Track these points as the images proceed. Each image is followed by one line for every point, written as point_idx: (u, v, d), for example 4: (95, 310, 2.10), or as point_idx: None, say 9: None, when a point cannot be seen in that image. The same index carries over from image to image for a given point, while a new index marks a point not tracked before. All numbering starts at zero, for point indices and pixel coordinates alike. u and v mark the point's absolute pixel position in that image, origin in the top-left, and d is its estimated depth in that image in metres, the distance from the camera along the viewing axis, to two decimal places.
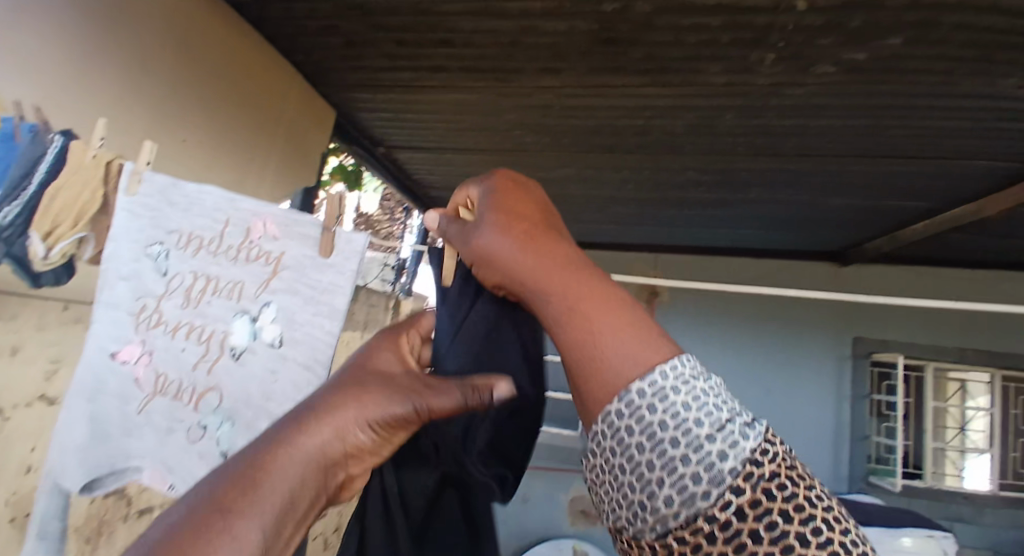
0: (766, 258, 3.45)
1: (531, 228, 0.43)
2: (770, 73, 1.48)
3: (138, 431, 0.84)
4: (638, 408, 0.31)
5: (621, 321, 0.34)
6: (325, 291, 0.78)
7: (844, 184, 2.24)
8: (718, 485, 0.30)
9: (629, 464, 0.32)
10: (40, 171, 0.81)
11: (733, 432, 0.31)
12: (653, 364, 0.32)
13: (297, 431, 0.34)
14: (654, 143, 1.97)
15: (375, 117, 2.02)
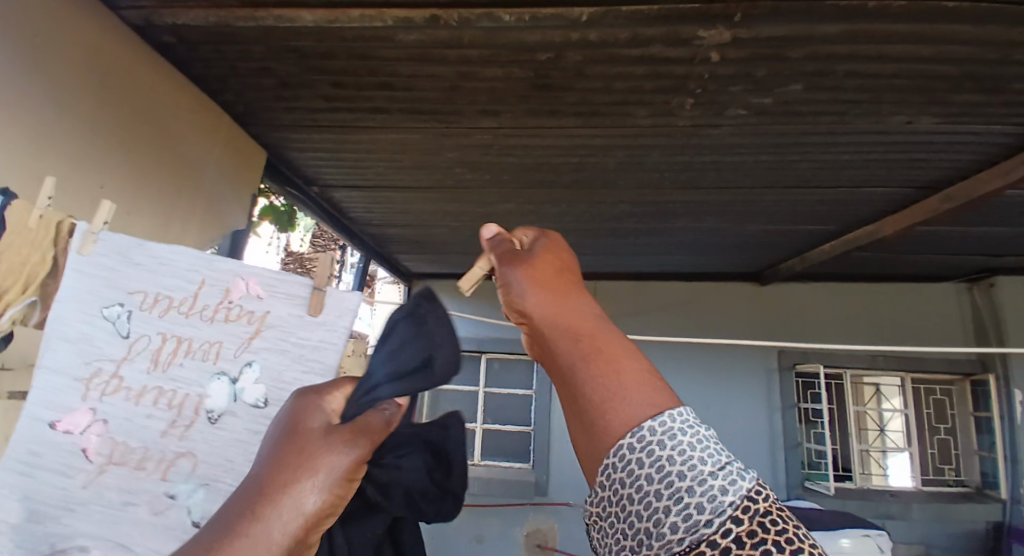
0: (695, 282, 3.67)
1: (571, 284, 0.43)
2: (691, 115, 1.61)
3: (80, 512, 0.68)
4: (649, 443, 0.34)
5: (645, 380, 0.37)
6: (317, 355, 0.70)
7: (758, 212, 2.46)
8: (719, 515, 0.33)
9: (637, 494, 0.34)
10: None
11: (731, 473, 0.35)
12: (664, 408, 0.36)
13: (248, 522, 0.37)
14: (590, 178, 2.07)
15: (310, 157, 1.98)
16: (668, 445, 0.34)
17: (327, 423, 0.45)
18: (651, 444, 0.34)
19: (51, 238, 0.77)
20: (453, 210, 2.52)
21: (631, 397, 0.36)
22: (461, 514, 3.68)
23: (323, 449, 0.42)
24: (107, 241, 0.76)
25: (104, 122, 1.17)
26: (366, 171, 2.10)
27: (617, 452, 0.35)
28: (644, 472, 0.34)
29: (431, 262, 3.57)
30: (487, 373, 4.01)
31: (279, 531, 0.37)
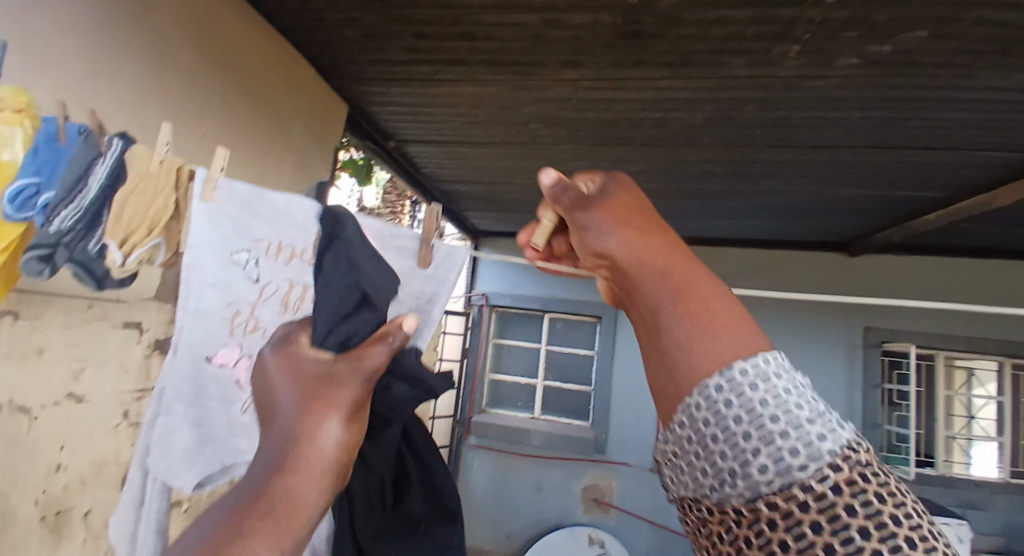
0: (775, 249, 3.45)
1: (649, 225, 0.47)
2: (794, 65, 1.46)
3: (246, 432, 0.84)
4: (740, 383, 0.35)
5: (735, 321, 0.38)
6: (427, 297, 0.96)
7: (855, 175, 2.24)
8: (817, 460, 0.33)
9: (722, 433, 0.35)
10: (95, 176, 0.75)
11: (829, 421, 0.35)
12: (756, 351, 0.37)
13: (286, 457, 0.45)
14: (672, 135, 1.96)
15: (389, 110, 2.01)
16: (760, 387, 0.35)
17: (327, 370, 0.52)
18: (741, 383, 0.35)
19: (173, 180, 0.75)
20: (525, 168, 2.48)
21: (723, 341, 0.37)
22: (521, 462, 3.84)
23: (335, 387, 0.50)
24: (227, 191, 0.73)
25: (202, 72, 1.22)
26: (443, 126, 2.10)
27: (701, 390, 0.36)
28: (731, 412, 0.35)
29: (500, 219, 3.58)
30: (550, 332, 4.05)
31: (315, 458, 0.46)
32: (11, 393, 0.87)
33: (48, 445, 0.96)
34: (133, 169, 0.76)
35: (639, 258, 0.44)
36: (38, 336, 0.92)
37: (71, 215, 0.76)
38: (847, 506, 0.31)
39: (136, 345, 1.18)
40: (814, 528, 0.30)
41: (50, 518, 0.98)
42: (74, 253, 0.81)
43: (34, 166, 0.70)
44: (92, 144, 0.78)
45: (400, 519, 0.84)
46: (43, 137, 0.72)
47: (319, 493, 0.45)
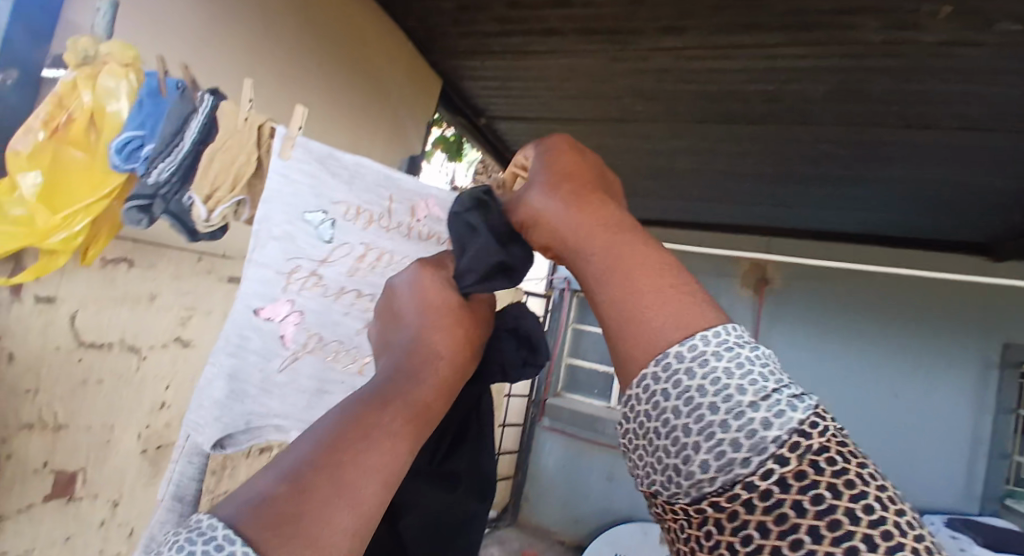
0: (901, 247, 3.03)
1: (578, 196, 0.52)
2: (942, 29, 1.23)
3: (280, 391, 0.82)
4: (677, 374, 0.40)
5: (663, 291, 0.44)
6: None
7: (1015, 163, 1.87)
8: (760, 454, 0.37)
9: (665, 428, 0.41)
10: (191, 129, 0.78)
11: (778, 404, 0.39)
12: (693, 330, 0.42)
13: (391, 396, 0.52)
14: (784, 111, 1.76)
15: (482, 85, 2.00)
16: (697, 375, 0.40)
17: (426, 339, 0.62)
18: (678, 372, 0.40)
19: (254, 138, 0.82)
20: (617, 148, 2.37)
21: (654, 324, 0.42)
22: (594, 449, 3.79)
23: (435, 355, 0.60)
24: (305, 147, 0.80)
25: (303, 51, 1.28)
26: (532, 101, 2.06)
27: (640, 382, 0.42)
28: (671, 405, 0.41)
29: None
30: None
31: (414, 402, 0.52)
32: (122, 332, 0.99)
33: (154, 383, 1.08)
34: (227, 128, 0.80)
35: (573, 239, 0.50)
36: (150, 283, 1.03)
37: (167, 166, 0.79)
38: (794, 504, 0.35)
39: None
40: (760, 531, 0.36)
41: (150, 451, 1.10)
42: (170, 204, 0.84)
43: (139, 120, 0.75)
44: (187, 100, 0.79)
45: (441, 475, 0.81)
46: (145, 92, 0.76)
47: (412, 435, 0.50)
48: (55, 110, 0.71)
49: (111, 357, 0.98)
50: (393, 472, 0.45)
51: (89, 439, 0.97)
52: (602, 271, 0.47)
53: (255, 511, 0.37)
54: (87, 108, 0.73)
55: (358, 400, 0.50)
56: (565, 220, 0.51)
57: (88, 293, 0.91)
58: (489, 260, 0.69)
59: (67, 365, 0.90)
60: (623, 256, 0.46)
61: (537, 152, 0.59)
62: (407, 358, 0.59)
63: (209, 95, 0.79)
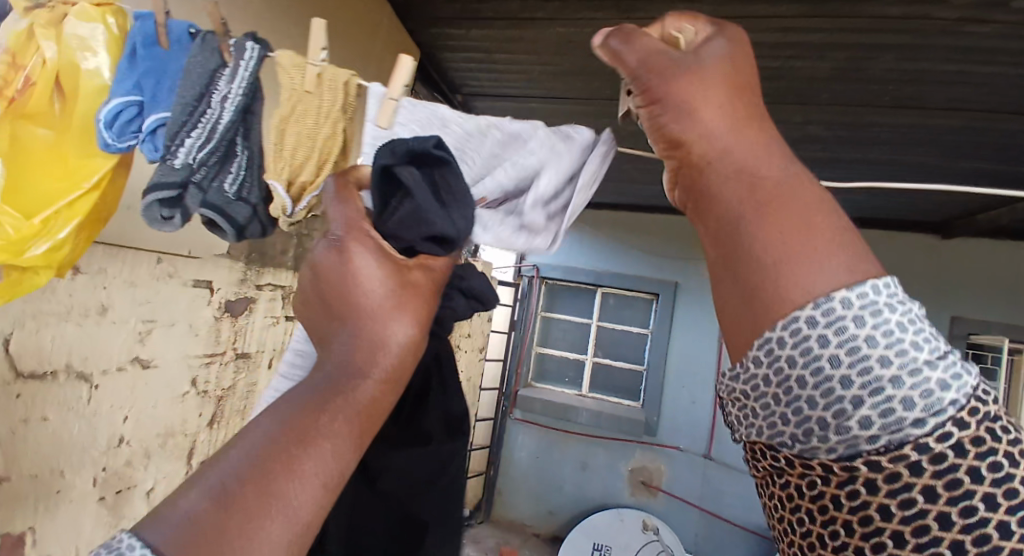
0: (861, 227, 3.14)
1: (748, 115, 0.42)
2: (963, 4, 1.19)
3: None
4: (844, 323, 0.33)
5: (842, 234, 0.36)
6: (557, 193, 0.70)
7: (986, 147, 1.91)
8: (938, 416, 0.32)
9: (815, 379, 0.34)
10: (221, 88, 0.59)
11: (952, 365, 0.33)
12: (866, 276, 0.35)
13: (335, 389, 0.44)
14: (780, 89, 1.71)
15: (462, 58, 1.82)
16: (868, 325, 0.33)
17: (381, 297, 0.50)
18: (845, 322, 0.33)
19: (338, 101, 0.65)
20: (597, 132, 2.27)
21: (825, 264, 0.35)
22: (568, 438, 3.75)
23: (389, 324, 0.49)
24: (408, 110, 0.66)
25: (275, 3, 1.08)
26: (516, 77, 1.92)
27: (788, 325, 0.34)
28: (829, 354, 0.33)
29: None
30: (602, 307, 3.86)
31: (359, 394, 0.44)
32: (72, 357, 0.79)
33: (112, 411, 0.88)
34: (286, 86, 0.63)
35: (738, 156, 0.40)
36: (100, 291, 0.82)
37: (200, 142, 0.58)
38: (970, 471, 0.31)
39: (205, 306, 1.06)
40: (927, 496, 0.31)
41: (111, 498, 0.90)
42: (208, 196, 0.61)
43: (134, 80, 0.57)
44: (210, 47, 0.59)
45: (409, 427, 0.70)
46: (140, 40, 0.57)
47: (353, 432, 0.43)
48: (9, 73, 0.56)
49: (57, 389, 0.78)
50: (336, 474, 0.40)
51: (36, 487, 0.77)
52: (764, 179, 0.38)
53: (181, 541, 0.33)
54: (46, 67, 0.57)
55: (297, 398, 0.43)
56: (721, 123, 0.42)
57: (26, 308, 0.71)
58: (428, 227, 0.58)
59: (2, 402, 0.70)
60: (786, 175, 0.39)
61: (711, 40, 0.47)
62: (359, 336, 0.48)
63: (255, 43, 0.61)
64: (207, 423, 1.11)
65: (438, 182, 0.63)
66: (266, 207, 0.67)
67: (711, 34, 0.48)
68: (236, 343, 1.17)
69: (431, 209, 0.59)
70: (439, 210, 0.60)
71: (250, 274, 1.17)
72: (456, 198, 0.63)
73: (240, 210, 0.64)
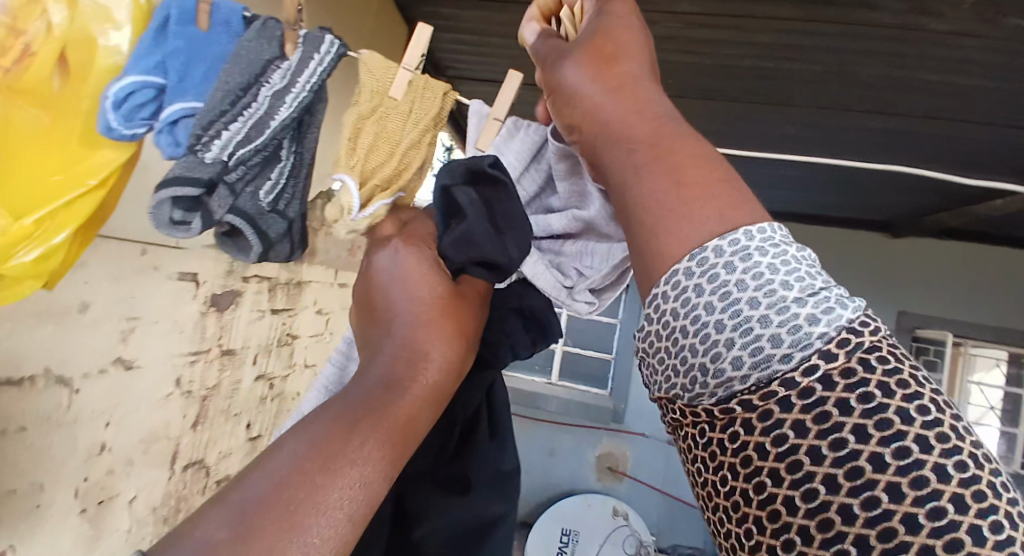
0: (820, 225, 3.21)
1: (624, 80, 0.41)
2: (958, 19, 1.24)
3: None
4: (712, 266, 0.31)
5: (715, 188, 0.34)
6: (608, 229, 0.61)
7: (946, 154, 2.02)
8: (803, 350, 0.28)
9: (694, 326, 0.31)
10: (270, 82, 0.57)
11: (827, 300, 0.30)
12: (739, 224, 0.32)
13: (383, 398, 0.43)
14: (770, 89, 1.73)
15: (454, 40, 1.75)
16: (738, 268, 0.31)
17: (428, 317, 0.52)
18: (715, 267, 0.31)
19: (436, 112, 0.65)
20: None
21: (695, 220, 0.33)
22: (536, 426, 3.76)
23: (434, 346, 0.50)
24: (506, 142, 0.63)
25: None
26: (505, 63, 1.86)
27: (670, 279, 0.33)
28: (703, 300, 0.31)
29: None
30: None
31: (405, 409, 0.43)
32: (48, 360, 0.70)
33: (94, 418, 0.80)
34: (368, 85, 0.61)
35: (615, 129, 0.40)
36: (80, 287, 0.74)
37: (239, 135, 0.55)
38: (839, 403, 0.27)
39: (191, 300, 0.98)
40: (797, 431, 0.28)
41: (93, 509, 0.81)
42: (239, 201, 0.58)
43: (159, 59, 0.52)
44: (271, 35, 0.57)
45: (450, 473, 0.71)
46: (176, 14, 0.53)
47: (398, 448, 0.41)
48: (6, 37, 0.46)
49: (34, 398, 0.69)
50: (373, 494, 0.37)
51: (12, 505, 0.68)
52: (643, 141, 0.38)
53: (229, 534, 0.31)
54: (54, 35, 0.49)
55: (345, 402, 0.42)
56: (606, 103, 0.41)
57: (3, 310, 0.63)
58: (480, 251, 0.55)
59: None
60: (658, 130, 0.38)
61: (594, 6, 0.48)
62: (403, 349, 0.49)
63: (333, 38, 0.60)
64: (191, 425, 1.03)
65: (495, 208, 0.57)
66: (301, 224, 0.64)
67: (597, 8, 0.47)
68: (222, 339, 1.09)
69: (484, 234, 0.55)
70: (489, 234, 0.55)
71: (238, 265, 1.09)
72: (511, 224, 0.57)
73: (273, 223, 0.61)
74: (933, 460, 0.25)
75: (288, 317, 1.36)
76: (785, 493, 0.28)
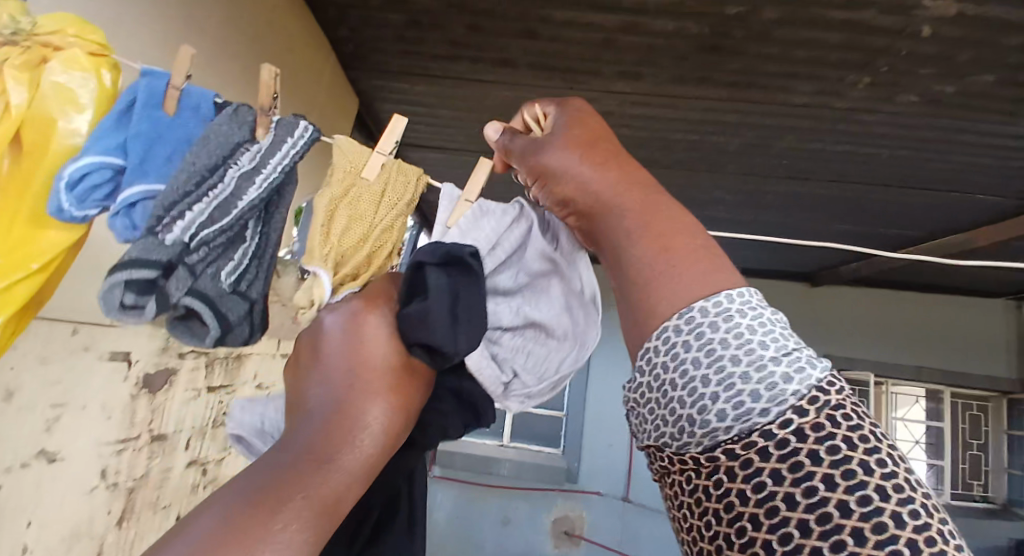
0: (747, 278, 3.46)
1: (609, 163, 0.42)
2: (856, 97, 1.43)
3: None
4: (698, 324, 0.31)
5: (695, 245, 0.35)
6: (566, 328, 0.63)
7: (853, 212, 2.26)
8: (778, 405, 0.29)
9: (682, 380, 0.31)
10: (238, 164, 0.54)
11: (798, 359, 0.30)
12: (723, 287, 0.33)
13: (292, 480, 0.34)
14: (700, 158, 1.90)
15: (403, 110, 1.80)
16: (721, 327, 0.31)
17: (368, 370, 0.43)
18: (700, 325, 0.31)
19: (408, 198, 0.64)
20: None
21: (683, 280, 0.33)
22: (489, 493, 3.60)
23: (371, 403, 0.41)
24: (478, 218, 0.60)
25: (230, 45, 0.96)
26: (456, 131, 1.93)
27: (659, 334, 0.32)
28: (690, 355, 0.31)
29: None
30: None
31: (323, 491, 0.35)
32: None
33: (12, 520, 0.69)
34: (340, 165, 0.61)
35: (604, 199, 0.40)
36: (6, 371, 0.65)
37: (202, 217, 0.51)
38: (810, 454, 0.27)
39: (122, 382, 0.89)
40: (774, 478, 0.28)
41: None
42: (197, 283, 0.52)
43: (122, 140, 0.50)
44: (243, 120, 0.55)
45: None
46: (144, 101, 0.51)
47: (311, 542, 0.33)
48: None
49: None
50: None
51: None
52: (634, 207, 0.38)
53: None
54: (11, 114, 0.47)
55: (242, 491, 0.33)
56: (598, 177, 0.41)
57: None
58: (426, 336, 0.47)
59: None
60: (643, 201, 0.38)
61: (558, 109, 0.49)
62: (331, 418, 0.39)
63: (308, 124, 0.58)
64: (116, 521, 0.90)
65: (460, 300, 0.51)
66: (264, 307, 0.58)
67: (557, 114, 0.49)
68: (152, 425, 0.99)
69: (440, 321, 0.49)
70: (444, 324, 0.49)
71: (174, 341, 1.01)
72: (470, 319, 0.51)
73: (234, 306, 0.54)
74: (891, 509, 0.25)
75: (226, 395, 1.26)
76: (764, 537, 0.27)
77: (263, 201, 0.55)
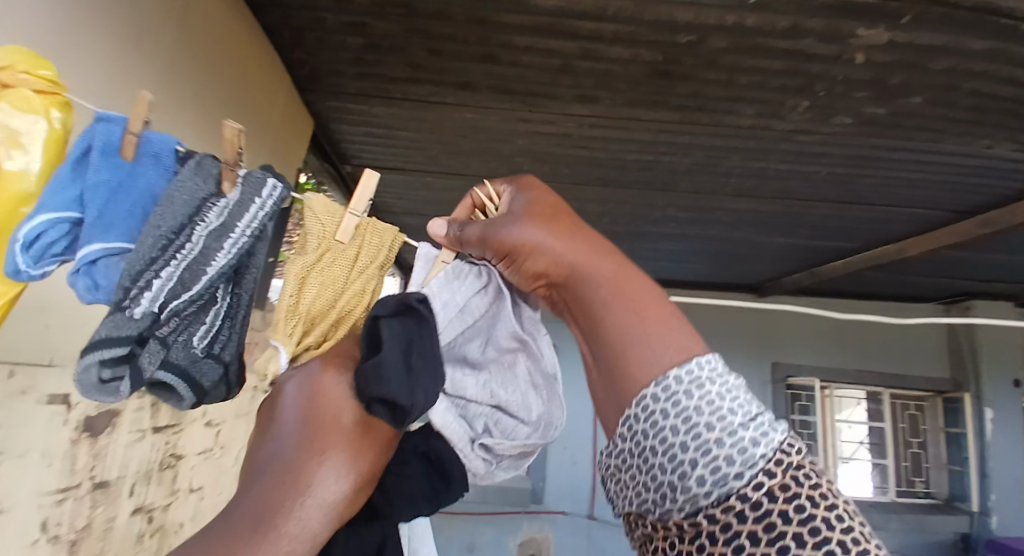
0: (699, 291, 3.59)
1: (567, 228, 0.43)
2: (797, 119, 1.52)
3: None
4: (674, 393, 0.32)
5: (663, 309, 0.36)
6: (528, 407, 0.62)
7: (796, 226, 2.40)
8: (750, 467, 0.30)
9: (663, 446, 0.32)
10: (205, 221, 0.49)
11: (763, 424, 0.32)
12: (691, 354, 0.34)
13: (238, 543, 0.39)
14: (654, 178, 1.97)
15: (360, 132, 1.77)
16: (695, 395, 0.32)
17: (324, 431, 0.47)
18: (676, 393, 0.32)
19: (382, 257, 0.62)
20: None
21: (654, 346, 0.34)
22: (453, 520, 3.50)
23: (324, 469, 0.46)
24: (454, 282, 0.59)
25: (183, 66, 0.92)
26: (413, 154, 1.92)
27: (638, 403, 0.33)
28: (668, 423, 0.32)
29: None
30: None
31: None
32: None
33: None
34: (315, 230, 0.58)
35: (566, 266, 0.41)
36: None
37: (170, 283, 0.47)
38: (781, 513, 0.28)
39: (62, 426, 0.80)
40: (751, 539, 0.28)
41: None
42: (170, 352, 0.50)
43: (78, 193, 0.45)
44: (207, 173, 0.50)
45: None
46: (100, 149, 0.46)
47: None
48: None
49: None
50: None
51: None
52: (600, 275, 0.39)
53: None
54: None
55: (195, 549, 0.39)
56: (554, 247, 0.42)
57: None
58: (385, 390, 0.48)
59: None
60: (609, 270, 0.39)
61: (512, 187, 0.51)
62: (283, 481, 0.43)
63: (277, 181, 0.54)
64: None
65: (414, 351, 0.52)
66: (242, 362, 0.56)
67: (512, 192, 0.50)
68: (95, 470, 0.90)
69: (396, 373, 0.49)
70: (402, 374, 0.49)
71: None
72: (428, 368, 0.52)
73: (208, 370, 0.52)
74: None
75: (173, 433, 1.16)
76: None
77: (232, 267, 0.51)
